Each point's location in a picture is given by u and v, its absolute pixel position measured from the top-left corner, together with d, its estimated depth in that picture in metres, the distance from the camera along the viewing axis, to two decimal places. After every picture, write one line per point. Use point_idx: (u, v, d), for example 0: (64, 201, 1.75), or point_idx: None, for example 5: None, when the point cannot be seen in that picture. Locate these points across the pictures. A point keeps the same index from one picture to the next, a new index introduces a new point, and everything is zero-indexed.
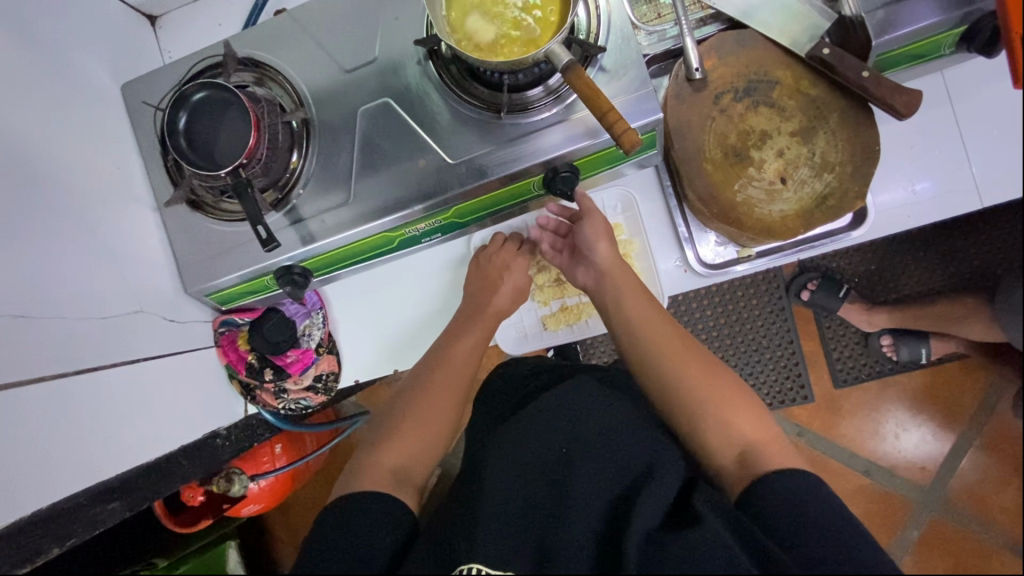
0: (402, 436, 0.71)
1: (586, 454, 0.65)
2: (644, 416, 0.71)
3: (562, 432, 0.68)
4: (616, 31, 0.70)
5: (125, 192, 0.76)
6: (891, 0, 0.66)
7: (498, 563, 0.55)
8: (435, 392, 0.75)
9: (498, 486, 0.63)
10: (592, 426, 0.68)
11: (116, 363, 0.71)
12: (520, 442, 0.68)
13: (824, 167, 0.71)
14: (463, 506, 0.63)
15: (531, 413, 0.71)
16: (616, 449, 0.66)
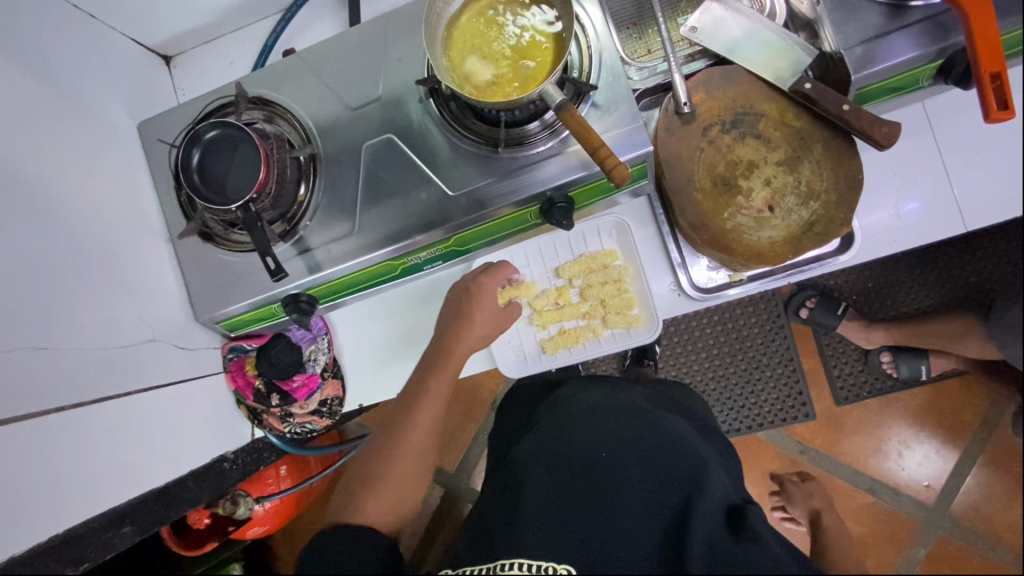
0: (382, 471, 0.66)
1: (625, 462, 0.71)
2: (676, 426, 0.79)
3: (606, 441, 0.74)
4: (607, 69, 0.73)
5: (141, 225, 0.79)
6: (869, 38, 0.70)
7: (542, 555, 0.61)
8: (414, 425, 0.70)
9: (541, 487, 0.70)
10: (634, 441, 0.74)
11: (130, 390, 0.74)
12: (564, 449, 0.74)
13: (809, 195, 0.74)
14: (505, 503, 0.70)
15: (574, 422, 0.78)
16: (661, 462, 0.71)
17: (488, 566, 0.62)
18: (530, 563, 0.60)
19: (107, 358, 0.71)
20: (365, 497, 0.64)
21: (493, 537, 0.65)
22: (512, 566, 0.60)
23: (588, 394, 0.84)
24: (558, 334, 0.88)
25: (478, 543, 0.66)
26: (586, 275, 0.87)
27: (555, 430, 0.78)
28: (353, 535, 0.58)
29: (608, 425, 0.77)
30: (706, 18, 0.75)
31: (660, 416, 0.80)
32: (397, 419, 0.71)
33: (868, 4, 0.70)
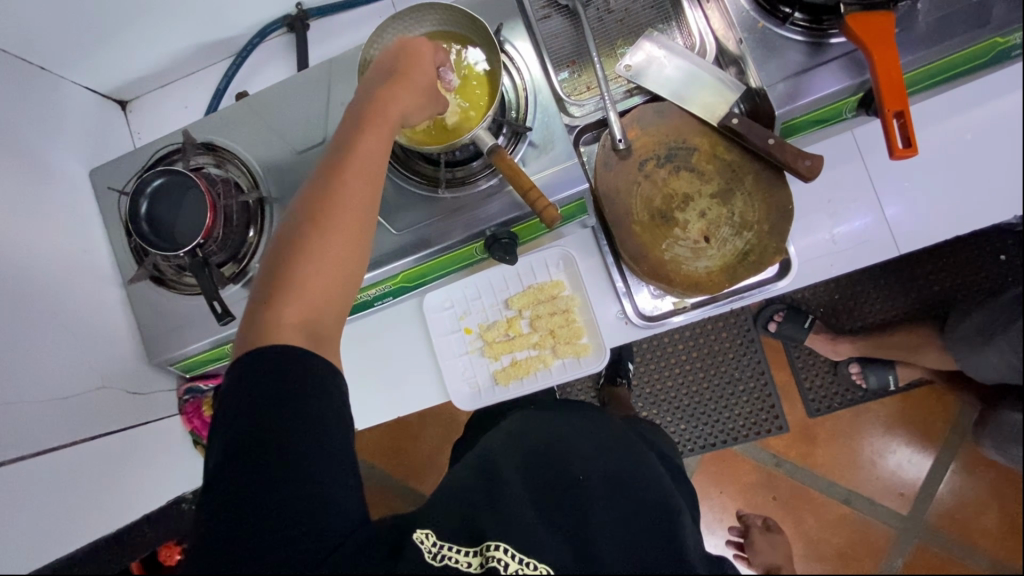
0: (306, 264, 0.55)
1: (603, 477, 0.65)
2: (643, 450, 0.75)
3: (581, 463, 0.67)
4: (542, 109, 0.75)
5: (94, 271, 0.80)
6: (791, 74, 0.73)
7: (527, 549, 0.55)
8: (335, 208, 0.57)
9: (520, 481, 0.64)
10: (609, 468, 0.67)
11: (83, 439, 0.74)
12: (539, 457, 0.68)
13: (743, 226, 0.76)
14: (481, 487, 0.62)
15: (546, 435, 0.72)
16: (640, 498, 0.65)
17: (474, 550, 0.56)
18: (516, 551, 0.55)
19: (59, 409, 0.72)
20: (280, 316, 0.54)
21: (474, 514, 0.59)
22: (497, 548, 0.55)
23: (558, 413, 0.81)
24: (510, 365, 0.91)
25: (461, 516, 0.59)
26: (535, 307, 0.90)
27: (528, 439, 0.71)
28: (278, 358, 0.51)
29: (583, 440, 0.72)
30: (640, 57, 0.78)
31: (637, 449, 0.74)
32: (313, 202, 0.57)
33: (789, 42, 0.73)
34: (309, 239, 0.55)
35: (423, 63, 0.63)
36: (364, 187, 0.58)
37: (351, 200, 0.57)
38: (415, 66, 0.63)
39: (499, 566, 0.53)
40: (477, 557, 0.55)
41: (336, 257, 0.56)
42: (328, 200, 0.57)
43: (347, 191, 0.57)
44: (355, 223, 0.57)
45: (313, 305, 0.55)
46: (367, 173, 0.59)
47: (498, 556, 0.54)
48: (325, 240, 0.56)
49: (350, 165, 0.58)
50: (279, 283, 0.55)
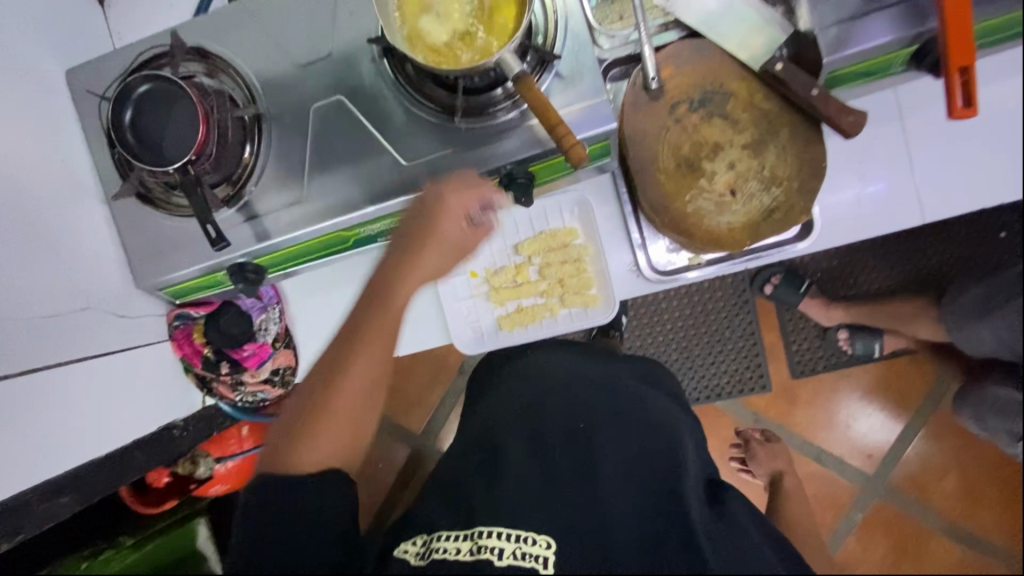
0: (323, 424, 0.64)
1: (602, 431, 0.69)
2: (651, 397, 0.77)
3: (582, 411, 0.71)
4: (573, 36, 0.69)
5: (74, 184, 0.74)
6: (844, 18, 0.67)
7: (518, 524, 0.58)
8: (360, 361, 0.67)
9: (522, 455, 0.68)
10: (609, 410, 0.72)
11: (63, 360, 0.70)
12: (540, 423, 0.71)
13: (772, 181, 0.73)
14: (484, 476, 0.67)
15: (547, 395, 0.75)
16: (643, 437, 0.68)
17: (465, 533, 0.58)
18: (510, 531, 0.57)
19: (40, 329, 0.68)
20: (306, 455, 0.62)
21: (472, 500, 0.63)
22: (490, 534, 0.57)
23: (566, 361, 0.82)
24: (515, 311, 0.89)
25: (456, 504, 0.63)
26: (545, 254, 0.87)
27: (530, 401, 0.75)
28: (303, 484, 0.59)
29: (586, 395, 0.74)
30: None
31: (649, 390, 0.79)
32: (339, 354, 0.68)
33: None
34: (340, 381, 0.67)
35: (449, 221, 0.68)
36: (360, 388, 0.68)
37: (361, 374, 0.67)
38: (441, 217, 0.67)
39: (493, 554, 0.55)
40: (467, 541, 0.57)
41: (351, 402, 0.67)
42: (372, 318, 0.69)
43: (359, 367, 0.67)
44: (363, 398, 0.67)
45: (326, 451, 0.63)
46: (402, 296, 0.69)
47: (491, 542, 0.56)
48: (339, 409, 0.66)
49: (377, 301, 0.69)
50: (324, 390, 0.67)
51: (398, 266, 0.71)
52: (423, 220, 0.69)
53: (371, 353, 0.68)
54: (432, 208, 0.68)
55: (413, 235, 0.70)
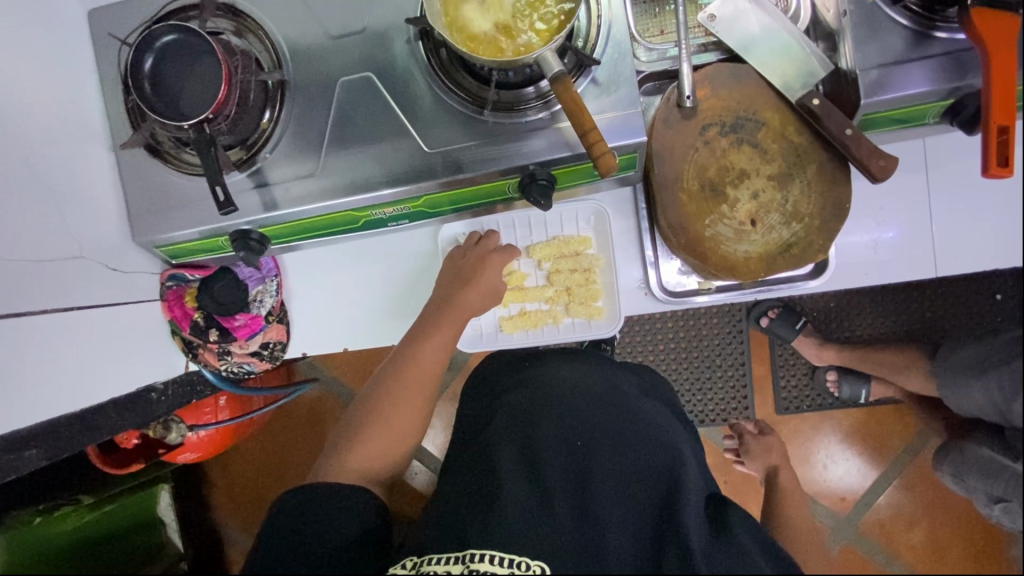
0: (374, 437, 0.73)
1: (601, 450, 0.68)
2: (651, 410, 0.76)
3: (579, 425, 0.70)
4: (613, 43, 0.68)
5: (82, 127, 0.72)
6: (887, 62, 0.66)
7: (512, 548, 0.58)
8: (404, 399, 0.76)
9: (518, 470, 0.66)
10: (608, 426, 0.71)
11: (51, 309, 0.68)
12: (537, 432, 0.70)
13: (793, 216, 0.72)
14: (479, 491, 0.65)
15: (547, 403, 0.73)
16: (641, 456, 0.68)
17: (458, 555, 0.58)
18: (502, 556, 0.57)
19: (29, 273, 0.65)
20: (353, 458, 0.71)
21: (459, 522, 0.62)
22: (482, 557, 0.57)
23: (565, 368, 0.80)
24: (518, 314, 0.87)
25: (446, 528, 0.63)
26: (556, 260, 0.85)
27: (528, 408, 0.73)
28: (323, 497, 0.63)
29: (585, 408, 0.73)
30: (727, 7, 0.70)
31: (650, 401, 0.78)
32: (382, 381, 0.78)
33: (893, 25, 0.66)
34: (382, 407, 0.75)
35: (493, 274, 0.80)
36: (406, 424, 0.76)
37: (402, 406, 0.75)
38: (483, 274, 0.80)
39: None
40: (457, 564, 0.58)
41: (385, 437, 0.74)
42: (417, 362, 0.77)
43: (400, 393, 0.76)
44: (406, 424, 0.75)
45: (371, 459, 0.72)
46: (445, 337, 0.78)
47: (483, 566, 0.57)
48: (376, 429, 0.74)
49: (421, 341, 0.77)
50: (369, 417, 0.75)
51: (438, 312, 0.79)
52: (456, 303, 0.79)
53: (409, 397, 0.76)
54: (472, 267, 0.80)
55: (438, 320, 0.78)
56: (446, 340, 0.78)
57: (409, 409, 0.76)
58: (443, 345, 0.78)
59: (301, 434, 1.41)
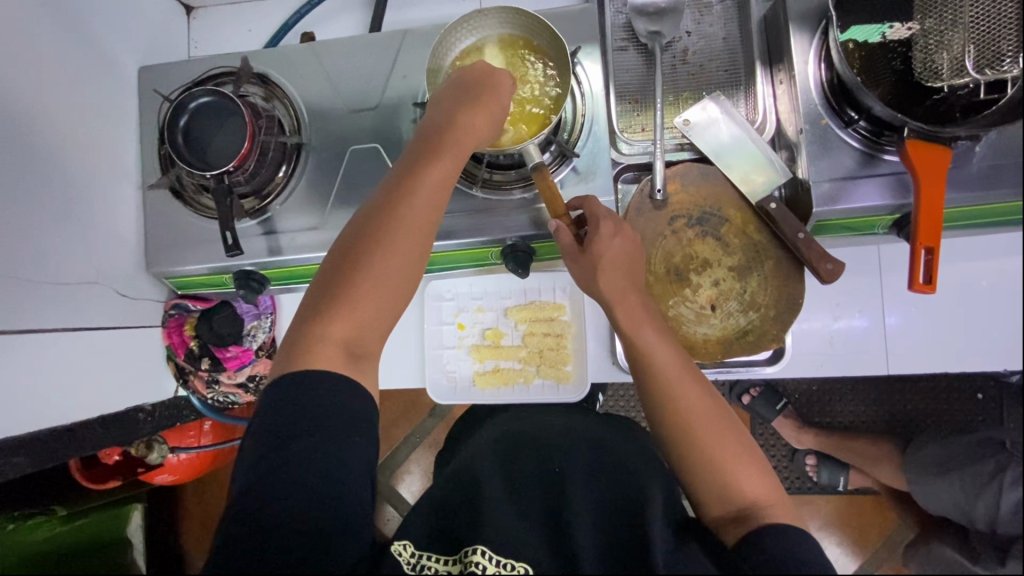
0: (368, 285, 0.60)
1: (575, 479, 0.67)
2: (624, 435, 0.76)
3: (552, 450, 0.72)
4: (593, 138, 0.76)
5: (117, 167, 0.81)
6: (838, 177, 0.74)
7: (504, 551, 0.59)
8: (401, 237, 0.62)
9: (499, 491, 0.67)
10: (579, 449, 0.72)
11: (59, 327, 0.74)
12: (515, 458, 0.72)
13: (750, 305, 0.78)
14: (461, 503, 0.66)
15: (523, 430, 0.77)
16: (608, 469, 0.69)
17: (454, 558, 0.61)
18: (492, 553, 0.59)
19: (47, 292, 0.71)
20: (343, 321, 0.59)
21: (451, 530, 0.64)
22: (476, 551, 0.59)
23: (543, 411, 0.84)
24: (491, 371, 0.91)
25: (436, 529, 0.64)
26: (531, 322, 0.90)
27: (505, 441, 0.75)
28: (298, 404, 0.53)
29: (559, 440, 0.74)
30: (700, 115, 0.79)
31: (621, 425, 0.81)
32: (376, 204, 0.63)
33: (845, 146, 0.75)
34: (382, 237, 0.61)
35: (503, 89, 0.68)
36: (407, 257, 0.62)
37: (400, 251, 0.61)
38: (492, 94, 0.67)
39: (477, 568, 0.58)
40: (456, 564, 0.60)
41: (384, 279, 0.61)
42: (412, 193, 0.62)
43: (409, 218, 0.62)
44: (399, 274, 0.62)
45: (358, 327, 0.60)
46: (444, 178, 0.64)
47: (477, 559, 0.58)
48: (379, 272, 0.60)
49: (417, 171, 0.64)
50: (355, 263, 0.60)
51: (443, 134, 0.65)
52: (456, 121, 0.65)
53: (412, 233, 0.62)
54: (483, 84, 0.67)
55: (431, 140, 0.66)
56: (448, 169, 0.65)
57: (413, 251, 0.62)
58: (446, 177, 0.64)
59: None
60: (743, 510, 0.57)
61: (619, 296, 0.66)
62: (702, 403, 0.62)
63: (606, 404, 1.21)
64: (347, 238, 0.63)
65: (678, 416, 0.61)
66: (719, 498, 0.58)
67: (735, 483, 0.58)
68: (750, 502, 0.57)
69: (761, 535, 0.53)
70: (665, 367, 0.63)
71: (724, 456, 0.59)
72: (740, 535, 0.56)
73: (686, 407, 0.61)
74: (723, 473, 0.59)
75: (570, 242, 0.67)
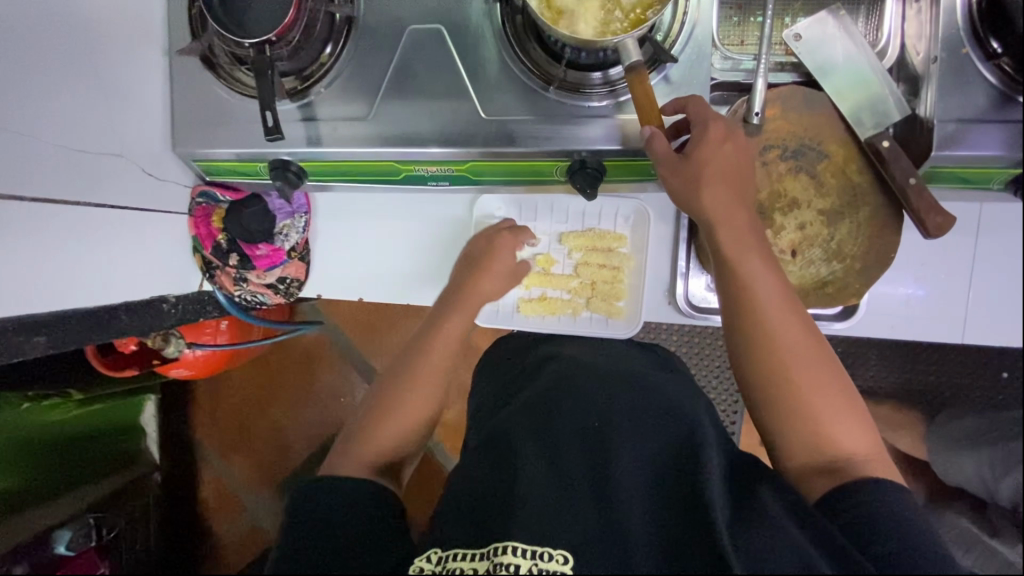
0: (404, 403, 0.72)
1: (620, 433, 0.63)
2: (673, 393, 0.70)
3: (593, 410, 0.67)
4: (695, 44, 0.66)
5: (138, 23, 0.70)
6: (966, 118, 0.65)
7: (540, 540, 0.54)
8: (416, 386, 0.73)
9: (535, 459, 0.62)
10: (621, 408, 0.66)
11: (78, 201, 0.67)
12: (552, 418, 0.67)
13: (836, 255, 0.71)
14: (493, 484, 0.61)
15: (562, 384, 0.72)
16: (654, 433, 0.63)
17: (481, 552, 0.54)
18: (525, 548, 0.53)
19: (63, 159, 0.64)
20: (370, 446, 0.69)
21: (480, 511, 0.59)
22: (504, 549, 0.53)
23: (586, 353, 0.79)
24: (538, 299, 0.85)
25: (463, 522, 0.58)
26: (586, 252, 0.83)
27: (540, 398, 0.70)
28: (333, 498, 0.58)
29: (592, 404, 0.67)
30: (816, 29, 0.68)
31: (672, 379, 0.75)
32: (399, 373, 0.75)
33: (981, 82, 0.65)
34: (394, 404, 0.72)
35: (503, 257, 0.77)
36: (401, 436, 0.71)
37: (416, 402, 0.72)
38: (498, 252, 0.78)
39: (509, 571, 0.51)
40: (483, 561, 0.53)
41: (408, 420, 0.72)
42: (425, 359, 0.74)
43: (428, 365, 0.74)
44: (415, 417, 0.72)
45: (394, 437, 0.70)
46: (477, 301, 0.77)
47: (507, 560, 0.52)
48: (401, 414, 0.72)
49: (438, 322, 0.76)
50: (382, 413, 0.72)
51: (470, 275, 0.77)
52: (459, 296, 0.76)
53: (430, 372, 0.74)
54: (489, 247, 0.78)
55: (446, 306, 0.77)
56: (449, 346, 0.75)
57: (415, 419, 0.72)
58: (456, 334, 0.75)
59: (293, 373, 1.42)
60: (834, 461, 0.56)
61: (725, 214, 0.59)
62: (802, 343, 0.58)
63: None
64: (378, 390, 0.75)
65: (775, 366, 0.58)
66: (807, 450, 0.57)
67: (831, 438, 0.56)
68: (843, 456, 0.56)
69: (847, 497, 0.52)
70: (766, 299, 0.59)
71: (816, 414, 0.57)
72: (827, 487, 0.55)
73: (785, 347, 0.58)
74: (819, 425, 0.57)
75: (667, 149, 0.60)
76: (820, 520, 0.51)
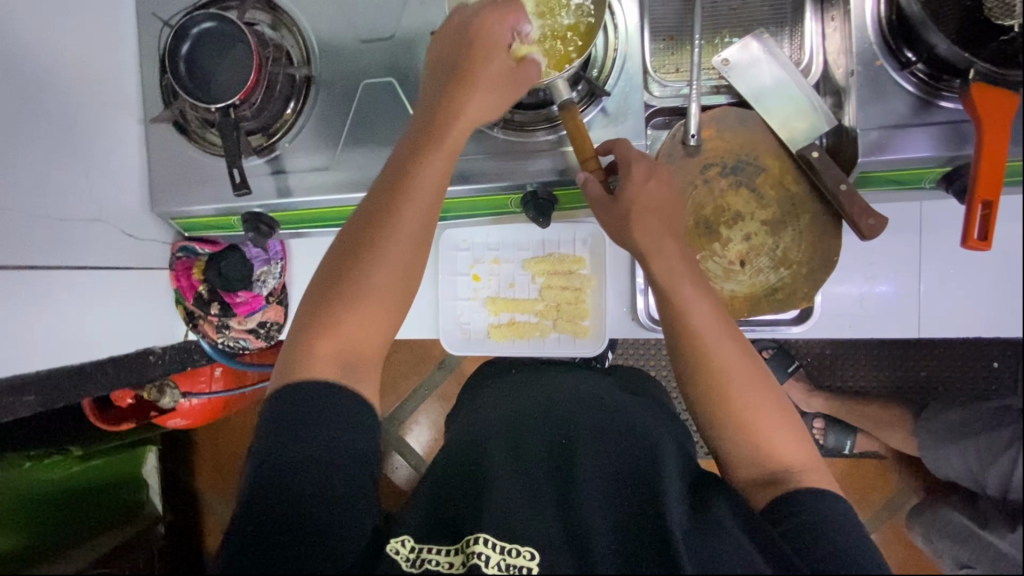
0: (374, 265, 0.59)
1: (589, 444, 0.65)
2: (637, 412, 0.73)
3: (560, 425, 0.69)
4: (626, 76, 0.71)
5: (116, 97, 0.76)
6: (889, 125, 0.69)
7: (506, 535, 0.56)
8: (407, 200, 0.60)
9: (505, 466, 0.64)
10: (586, 422, 0.69)
11: (64, 264, 0.72)
12: (523, 432, 0.69)
13: (782, 262, 0.74)
14: (465, 492, 0.63)
15: (534, 404, 0.75)
16: (619, 444, 0.66)
17: (451, 548, 0.57)
18: (497, 541, 0.56)
19: (50, 228, 0.69)
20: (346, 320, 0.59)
21: (451, 518, 0.61)
22: (477, 541, 0.56)
23: (557, 377, 0.83)
24: (506, 324, 0.88)
25: (434, 521, 0.61)
26: (548, 275, 0.87)
27: (513, 413, 0.73)
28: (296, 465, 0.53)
29: (562, 420, 0.70)
30: (742, 54, 0.72)
31: (640, 402, 0.78)
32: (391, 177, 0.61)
33: (898, 91, 0.69)
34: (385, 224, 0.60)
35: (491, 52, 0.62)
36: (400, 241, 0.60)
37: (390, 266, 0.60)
38: (480, 58, 0.62)
39: (480, 560, 0.54)
40: (458, 554, 0.57)
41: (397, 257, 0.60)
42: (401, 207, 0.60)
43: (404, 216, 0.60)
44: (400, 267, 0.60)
45: (374, 304, 0.60)
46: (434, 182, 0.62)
47: (479, 548, 0.55)
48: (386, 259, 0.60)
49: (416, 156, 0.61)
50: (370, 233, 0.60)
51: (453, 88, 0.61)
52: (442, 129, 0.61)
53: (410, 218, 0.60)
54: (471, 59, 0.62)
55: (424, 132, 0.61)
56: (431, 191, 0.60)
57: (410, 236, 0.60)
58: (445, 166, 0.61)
59: None
60: (774, 474, 0.58)
61: (654, 249, 0.63)
62: (742, 362, 0.61)
63: (615, 361, 1.19)
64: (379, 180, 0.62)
65: (718, 383, 0.60)
66: (751, 463, 0.59)
67: (773, 450, 0.59)
68: (780, 468, 0.58)
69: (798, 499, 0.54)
70: (704, 317, 0.62)
71: (757, 420, 0.59)
72: (770, 498, 0.57)
73: (722, 364, 0.60)
74: (760, 438, 0.59)
75: (601, 193, 0.65)
76: (762, 525, 0.54)
